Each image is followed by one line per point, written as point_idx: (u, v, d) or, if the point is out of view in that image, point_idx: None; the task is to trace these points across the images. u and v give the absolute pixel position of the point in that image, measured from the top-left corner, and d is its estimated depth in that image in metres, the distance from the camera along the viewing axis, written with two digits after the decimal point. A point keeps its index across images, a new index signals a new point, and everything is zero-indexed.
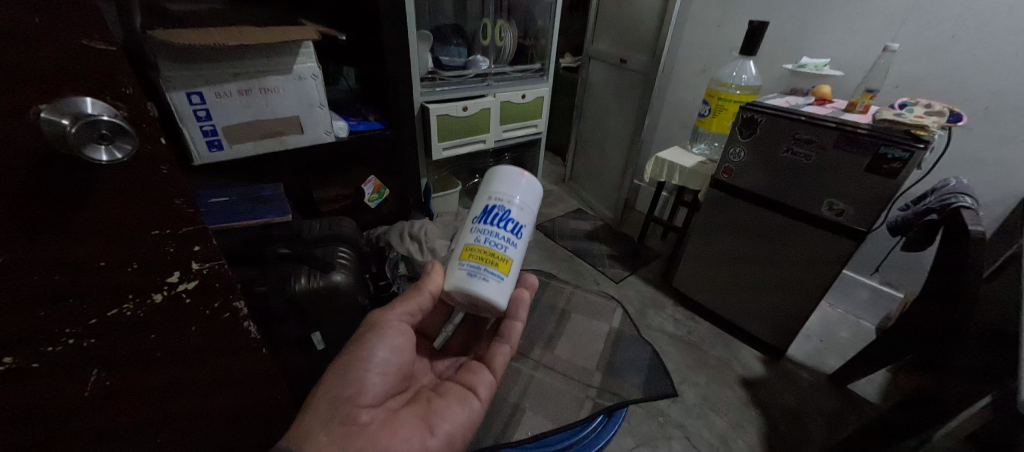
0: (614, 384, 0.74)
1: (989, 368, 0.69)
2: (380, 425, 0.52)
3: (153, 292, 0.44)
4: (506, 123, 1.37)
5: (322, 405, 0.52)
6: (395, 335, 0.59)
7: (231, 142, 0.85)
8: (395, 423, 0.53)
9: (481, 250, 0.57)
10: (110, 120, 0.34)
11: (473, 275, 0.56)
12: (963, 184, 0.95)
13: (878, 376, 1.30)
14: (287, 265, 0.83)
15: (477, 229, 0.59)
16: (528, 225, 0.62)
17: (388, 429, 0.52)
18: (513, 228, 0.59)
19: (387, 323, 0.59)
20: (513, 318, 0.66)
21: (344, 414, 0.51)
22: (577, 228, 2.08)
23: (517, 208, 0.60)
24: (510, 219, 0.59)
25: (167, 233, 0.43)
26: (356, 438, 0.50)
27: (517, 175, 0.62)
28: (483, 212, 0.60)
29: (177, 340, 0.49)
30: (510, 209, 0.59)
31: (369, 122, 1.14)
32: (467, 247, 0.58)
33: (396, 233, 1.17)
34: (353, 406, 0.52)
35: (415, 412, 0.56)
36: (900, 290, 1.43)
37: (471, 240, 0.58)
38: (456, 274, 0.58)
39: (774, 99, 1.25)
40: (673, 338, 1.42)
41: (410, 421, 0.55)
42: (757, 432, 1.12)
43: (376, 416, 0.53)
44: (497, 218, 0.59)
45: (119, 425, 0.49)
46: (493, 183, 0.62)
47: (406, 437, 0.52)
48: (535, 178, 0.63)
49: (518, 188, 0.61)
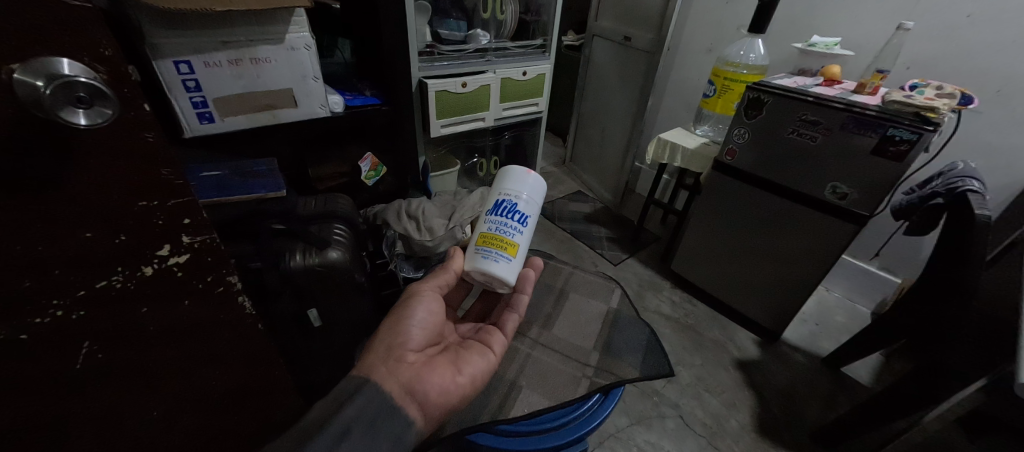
0: (614, 363, 0.71)
1: (986, 352, 0.69)
2: (423, 365, 0.54)
3: (142, 265, 0.43)
4: (506, 100, 1.34)
5: (378, 346, 0.54)
6: (432, 300, 0.61)
7: (223, 115, 0.83)
8: (434, 365, 0.55)
9: (492, 237, 0.60)
10: (89, 82, 0.32)
11: (485, 258, 0.59)
12: (971, 168, 0.93)
13: (871, 360, 1.32)
14: (281, 241, 0.82)
15: (488, 219, 0.62)
16: (534, 216, 0.64)
17: (429, 369, 0.54)
18: (520, 218, 0.62)
19: (424, 286, 0.61)
20: (522, 290, 0.68)
21: (394, 352, 0.53)
22: (577, 210, 2.07)
23: (524, 201, 0.63)
24: (518, 211, 0.61)
25: (154, 205, 0.41)
26: (405, 373, 0.52)
27: (523, 173, 0.64)
28: (494, 206, 0.63)
29: (169, 314, 0.48)
30: (517, 202, 0.62)
31: (365, 96, 1.10)
32: (480, 236, 0.62)
33: (393, 211, 1.15)
34: (401, 346, 0.54)
35: (449, 357, 0.58)
36: (898, 276, 1.43)
37: (484, 229, 0.62)
38: (471, 257, 0.61)
39: (781, 79, 1.21)
40: (670, 320, 1.43)
41: (446, 362, 0.56)
42: (749, 412, 1.14)
43: (421, 357, 0.55)
44: (506, 210, 0.62)
45: (112, 399, 0.48)
46: (501, 179, 0.64)
47: (441, 377, 0.54)
48: (540, 176, 0.66)
49: (525, 184, 0.63)
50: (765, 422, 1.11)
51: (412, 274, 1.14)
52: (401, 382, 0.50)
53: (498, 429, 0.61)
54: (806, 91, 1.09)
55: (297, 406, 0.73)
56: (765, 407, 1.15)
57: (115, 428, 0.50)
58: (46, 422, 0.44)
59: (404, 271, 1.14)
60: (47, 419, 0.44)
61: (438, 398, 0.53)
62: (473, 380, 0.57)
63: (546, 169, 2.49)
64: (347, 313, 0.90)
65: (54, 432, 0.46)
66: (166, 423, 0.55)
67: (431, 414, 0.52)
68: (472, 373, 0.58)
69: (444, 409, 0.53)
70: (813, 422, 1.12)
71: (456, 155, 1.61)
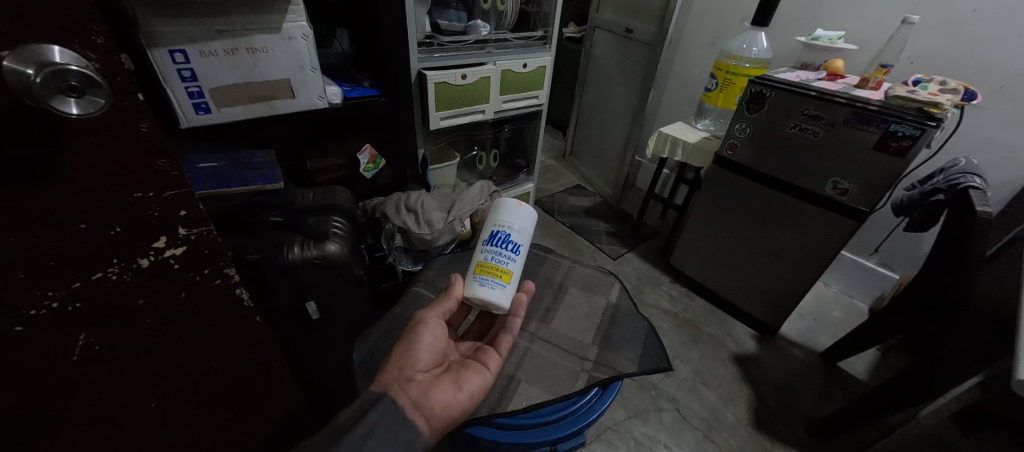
0: (612, 358, 0.70)
1: (984, 349, 0.69)
2: (429, 384, 0.54)
3: (138, 257, 0.43)
4: (506, 93, 1.33)
5: (391, 365, 0.54)
6: (437, 326, 0.60)
7: (220, 105, 0.82)
8: (439, 384, 0.54)
9: (487, 265, 0.64)
10: (80, 71, 0.31)
11: (481, 285, 0.63)
12: (973, 164, 0.93)
13: (868, 354, 1.33)
14: (279, 233, 0.81)
15: (483, 249, 0.66)
16: (526, 245, 0.68)
17: (436, 386, 0.54)
18: (513, 248, 0.65)
19: (429, 313, 0.61)
20: (516, 313, 0.67)
21: (404, 371, 0.53)
22: (576, 204, 2.06)
23: (517, 232, 0.66)
24: (511, 241, 0.65)
25: (150, 197, 0.41)
26: (415, 391, 0.51)
27: (515, 204, 0.68)
28: (488, 237, 0.66)
29: (167, 306, 0.48)
30: (510, 233, 0.65)
31: (364, 88, 1.09)
32: (477, 265, 0.65)
33: (392, 205, 1.13)
34: (410, 366, 0.54)
35: (453, 375, 0.58)
36: (896, 272, 1.43)
37: (480, 258, 0.65)
38: (468, 284, 0.65)
39: (784, 73, 1.20)
40: (668, 314, 1.43)
41: (450, 380, 0.56)
42: (746, 406, 1.14)
43: (429, 377, 0.55)
44: (500, 241, 0.65)
45: (110, 391, 0.48)
46: (495, 212, 0.68)
47: (445, 397, 0.53)
48: (531, 206, 0.69)
49: (517, 215, 0.67)
50: (761, 416, 1.12)
51: (411, 268, 1.18)
52: (411, 398, 0.50)
53: (497, 423, 0.62)
54: (809, 85, 1.08)
55: (296, 398, 0.73)
56: (761, 401, 1.16)
57: (114, 419, 0.50)
58: (44, 413, 0.44)
59: (405, 265, 1.17)
60: (45, 410, 0.44)
61: (443, 412, 0.52)
62: (474, 398, 0.57)
63: (546, 163, 2.47)
64: (346, 305, 0.90)
65: (52, 423, 0.46)
66: (165, 415, 0.55)
67: (437, 431, 0.51)
68: (475, 391, 0.58)
69: (447, 426, 0.53)
70: (809, 416, 1.13)
71: (456, 147, 1.59)
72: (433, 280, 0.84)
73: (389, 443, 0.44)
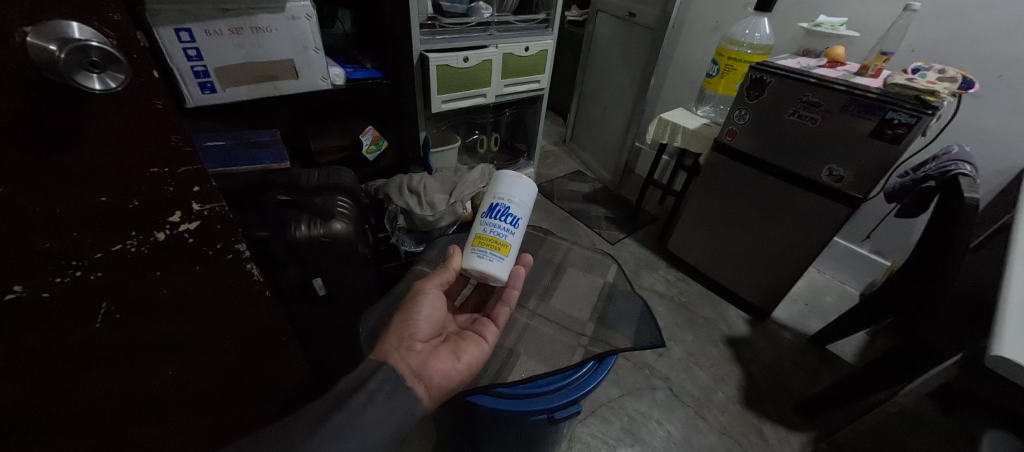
0: (608, 333, 0.73)
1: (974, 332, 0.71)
2: (429, 353, 0.56)
3: (154, 231, 0.45)
4: (508, 76, 1.33)
5: (391, 335, 0.57)
6: (435, 298, 0.63)
7: (225, 84, 0.82)
8: (438, 354, 0.57)
9: (486, 238, 0.66)
10: (100, 47, 0.32)
11: (479, 258, 0.65)
12: (965, 152, 0.95)
13: (856, 338, 1.36)
14: (286, 212, 0.83)
15: (483, 221, 0.68)
16: (525, 219, 0.70)
17: (435, 356, 0.56)
18: (512, 220, 0.68)
19: (427, 284, 0.64)
20: (512, 286, 0.70)
21: (404, 341, 0.56)
22: (576, 190, 2.08)
23: (516, 205, 0.68)
24: (510, 214, 0.67)
25: (166, 172, 0.43)
26: (415, 360, 0.54)
27: (514, 178, 0.70)
28: (488, 210, 0.69)
29: (181, 278, 0.50)
30: (509, 205, 0.67)
31: (366, 69, 1.09)
32: (475, 237, 0.67)
33: (395, 186, 1.14)
34: (410, 336, 0.57)
35: (451, 346, 0.60)
36: (888, 258, 1.46)
37: (479, 230, 0.67)
38: (467, 256, 0.67)
39: (785, 59, 1.21)
40: (664, 298, 1.47)
41: (448, 350, 0.59)
42: (736, 386, 1.19)
43: (428, 346, 0.57)
44: (499, 213, 0.67)
45: (128, 359, 0.50)
46: (496, 185, 0.70)
47: (442, 365, 0.56)
48: (532, 181, 0.70)
49: (517, 188, 0.69)
50: (750, 394, 1.17)
51: (414, 248, 1.16)
52: (411, 368, 0.53)
53: (497, 392, 0.64)
54: (809, 72, 1.08)
55: (302, 370, 0.75)
56: (751, 381, 1.20)
57: (133, 386, 0.53)
58: (68, 378, 0.46)
59: (405, 245, 1.15)
60: (67, 376, 0.46)
61: (440, 380, 0.55)
62: (471, 367, 0.60)
63: (546, 148, 2.47)
64: (350, 283, 0.92)
65: (74, 388, 0.48)
66: (179, 384, 0.58)
67: (435, 398, 0.54)
68: (471, 362, 0.60)
69: (445, 393, 0.56)
70: (796, 395, 1.17)
71: (457, 130, 1.60)
72: (435, 259, 0.86)
73: (391, 409, 0.47)
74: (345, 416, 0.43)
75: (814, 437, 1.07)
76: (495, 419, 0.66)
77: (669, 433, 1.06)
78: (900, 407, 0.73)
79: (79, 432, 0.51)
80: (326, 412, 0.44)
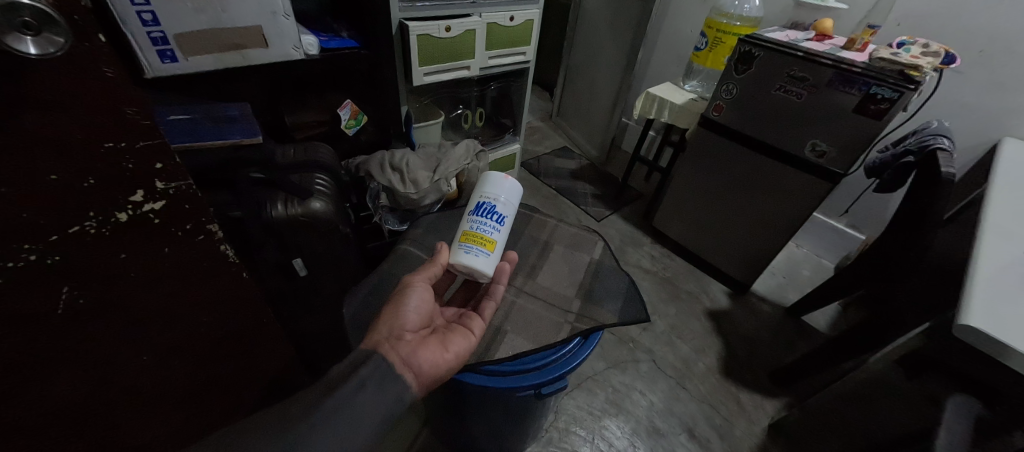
0: (594, 309, 0.73)
1: (943, 302, 0.75)
2: (419, 344, 0.55)
3: (115, 211, 0.42)
4: (493, 48, 1.27)
5: (380, 326, 0.56)
6: (424, 290, 0.62)
7: (187, 53, 0.76)
8: (428, 343, 0.56)
9: (471, 233, 0.65)
10: (33, 6, 0.28)
11: (466, 253, 0.64)
12: (943, 127, 0.96)
13: (830, 309, 1.42)
14: (260, 191, 0.80)
15: (469, 219, 0.67)
16: (510, 217, 0.69)
17: (424, 346, 0.55)
18: (498, 218, 0.67)
19: (415, 277, 0.62)
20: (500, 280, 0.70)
21: (394, 331, 0.55)
22: (562, 166, 2.06)
23: (502, 204, 0.68)
24: (496, 212, 0.67)
25: (123, 147, 0.39)
26: (405, 349, 0.53)
27: (501, 178, 0.69)
28: (475, 208, 0.68)
29: (149, 260, 0.47)
30: (496, 204, 0.67)
31: (342, 38, 1.03)
32: (462, 234, 0.66)
33: (376, 163, 1.11)
34: (399, 326, 0.56)
35: (440, 337, 0.59)
36: (863, 232, 1.51)
37: (466, 228, 0.66)
38: (454, 252, 0.66)
39: (773, 32, 1.19)
40: (648, 273, 1.49)
41: (437, 341, 0.58)
42: (715, 356, 1.23)
43: (418, 337, 0.56)
44: (485, 211, 0.67)
45: (98, 344, 0.48)
46: (482, 185, 0.70)
47: (432, 356, 0.55)
48: (518, 181, 0.70)
49: (503, 188, 0.69)
50: (729, 364, 1.21)
51: (398, 227, 1.14)
52: (401, 356, 0.52)
53: (485, 370, 0.64)
54: (797, 45, 1.07)
55: (287, 352, 0.75)
56: (730, 352, 1.25)
57: (107, 372, 0.51)
58: (34, 365, 0.44)
59: (388, 224, 1.13)
60: (33, 366, 0.44)
61: (429, 369, 0.54)
62: (460, 358, 0.59)
63: (532, 124, 2.42)
64: (332, 264, 0.90)
65: (44, 376, 0.46)
66: (156, 370, 0.56)
67: (423, 388, 0.53)
68: (458, 352, 0.59)
69: (433, 384, 0.55)
70: (772, 363, 1.23)
71: (440, 105, 1.54)
72: (420, 239, 0.84)
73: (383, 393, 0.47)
74: (337, 400, 0.43)
75: (786, 403, 1.13)
76: (483, 395, 0.66)
77: (651, 403, 1.10)
78: (869, 374, 0.76)
79: (51, 419, 0.49)
80: (317, 395, 0.43)
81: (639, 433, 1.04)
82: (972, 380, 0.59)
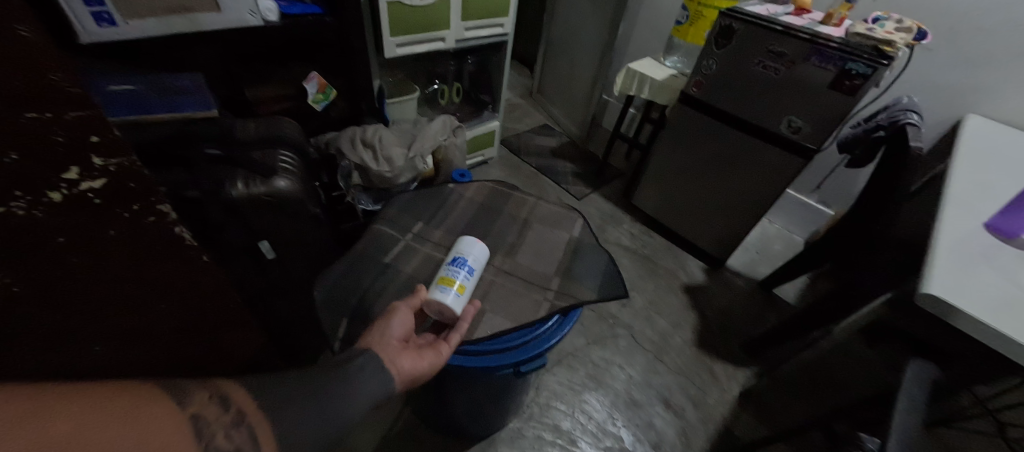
0: (573, 287, 0.73)
1: (905, 272, 0.78)
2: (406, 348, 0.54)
3: (48, 191, 0.37)
4: (469, 18, 1.21)
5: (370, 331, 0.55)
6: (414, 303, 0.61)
7: (126, 16, 0.69)
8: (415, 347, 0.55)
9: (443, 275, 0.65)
10: None
11: (436, 291, 0.63)
12: (912, 103, 0.99)
13: (799, 282, 1.48)
14: (219, 169, 0.74)
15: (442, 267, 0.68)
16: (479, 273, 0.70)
17: (411, 350, 0.54)
18: (468, 269, 0.68)
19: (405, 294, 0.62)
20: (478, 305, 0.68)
21: (383, 335, 0.54)
22: (543, 145, 2.03)
23: (473, 259, 0.70)
24: (467, 264, 0.68)
25: (49, 119, 0.33)
26: (392, 351, 0.52)
27: (474, 240, 0.74)
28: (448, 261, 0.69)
29: (93, 245, 0.43)
30: (467, 258, 0.69)
31: (305, 4, 0.96)
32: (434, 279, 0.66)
33: (347, 139, 1.05)
34: (388, 330, 0.55)
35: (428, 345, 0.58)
36: (832, 208, 1.56)
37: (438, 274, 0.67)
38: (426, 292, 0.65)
39: (754, 5, 1.17)
40: (628, 251, 1.51)
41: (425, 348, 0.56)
42: (691, 330, 1.27)
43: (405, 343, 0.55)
44: (457, 261, 0.68)
45: (40, 338, 0.44)
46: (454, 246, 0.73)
47: (418, 359, 0.53)
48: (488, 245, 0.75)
49: (475, 247, 0.72)
50: (704, 337, 1.25)
51: (372, 208, 1.09)
52: (388, 356, 0.51)
53: (462, 350, 0.63)
54: (776, 19, 1.06)
55: (257, 339, 0.73)
56: (705, 325, 1.29)
57: (55, 364, 0.47)
58: None
59: (362, 203, 1.08)
60: None
61: (412, 370, 0.52)
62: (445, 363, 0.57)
63: (512, 101, 2.36)
64: (303, 245, 0.86)
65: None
66: (109, 359, 0.53)
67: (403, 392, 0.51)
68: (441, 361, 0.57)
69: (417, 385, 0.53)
70: (745, 335, 1.27)
71: (415, 80, 1.48)
72: (395, 219, 0.81)
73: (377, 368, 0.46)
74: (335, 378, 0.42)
75: (757, 372, 1.18)
76: (462, 374, 0.66)
77: (630, 376, 1.13)
78: (835, 343, 0.79)
79: None
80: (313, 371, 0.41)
81: (618, 405, 1.07)
82: (927, 345, 0.62)
